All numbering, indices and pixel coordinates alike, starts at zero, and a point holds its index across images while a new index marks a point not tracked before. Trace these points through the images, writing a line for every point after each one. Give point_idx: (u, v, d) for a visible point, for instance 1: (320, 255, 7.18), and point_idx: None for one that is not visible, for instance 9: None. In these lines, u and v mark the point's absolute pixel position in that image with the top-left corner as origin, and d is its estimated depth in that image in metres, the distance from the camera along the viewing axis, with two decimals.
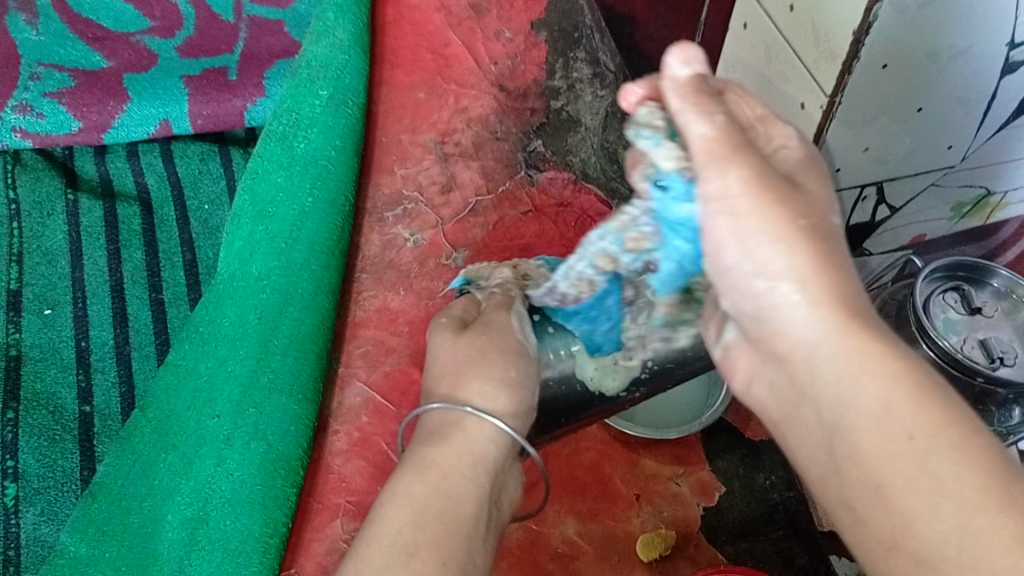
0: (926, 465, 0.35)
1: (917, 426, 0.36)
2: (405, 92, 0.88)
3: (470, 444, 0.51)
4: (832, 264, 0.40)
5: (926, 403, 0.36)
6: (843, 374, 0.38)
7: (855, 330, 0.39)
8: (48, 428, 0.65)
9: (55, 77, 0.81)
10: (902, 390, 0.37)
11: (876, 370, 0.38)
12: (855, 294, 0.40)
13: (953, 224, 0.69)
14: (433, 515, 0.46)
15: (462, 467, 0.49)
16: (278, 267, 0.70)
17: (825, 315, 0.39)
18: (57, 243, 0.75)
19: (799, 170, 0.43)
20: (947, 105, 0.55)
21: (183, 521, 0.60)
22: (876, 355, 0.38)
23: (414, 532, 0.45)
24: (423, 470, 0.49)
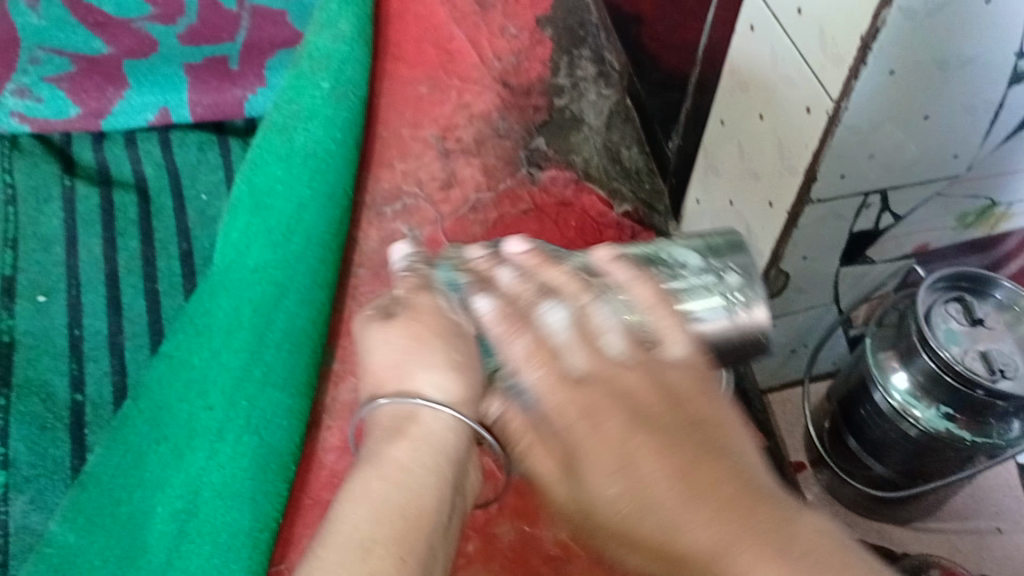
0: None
1: (722, 539, 0.37)
2: (408, 87, 0.87)
3: (424, 435, 0.47)
4: (675, 442, 0.41)
5: (742, 526, 0.37)
6: (646, 513, 0.40)
7: (689, 464, 0.40)
8: (39, 416, 0.64)
9: (54, 62, 0.81)
10: (735, 498, 0.38)
11: (704, 496, 0.39)
12: (711, 454, 0.41)
13: (957, 233, 0.69)
14: (388, 503, 0.43)
15: (410, 461, 0.45)
16: (274, 260, 0.69)
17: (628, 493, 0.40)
18: (52, 229, 0.74)
19: (595, 372, 0.45)
20: (954, 113, 0.54)
21: (173, 513, 0.59)
22: (700, 489, 0.39)
23: (372, 528, 0.41)
24: (381, 463, 0.45)
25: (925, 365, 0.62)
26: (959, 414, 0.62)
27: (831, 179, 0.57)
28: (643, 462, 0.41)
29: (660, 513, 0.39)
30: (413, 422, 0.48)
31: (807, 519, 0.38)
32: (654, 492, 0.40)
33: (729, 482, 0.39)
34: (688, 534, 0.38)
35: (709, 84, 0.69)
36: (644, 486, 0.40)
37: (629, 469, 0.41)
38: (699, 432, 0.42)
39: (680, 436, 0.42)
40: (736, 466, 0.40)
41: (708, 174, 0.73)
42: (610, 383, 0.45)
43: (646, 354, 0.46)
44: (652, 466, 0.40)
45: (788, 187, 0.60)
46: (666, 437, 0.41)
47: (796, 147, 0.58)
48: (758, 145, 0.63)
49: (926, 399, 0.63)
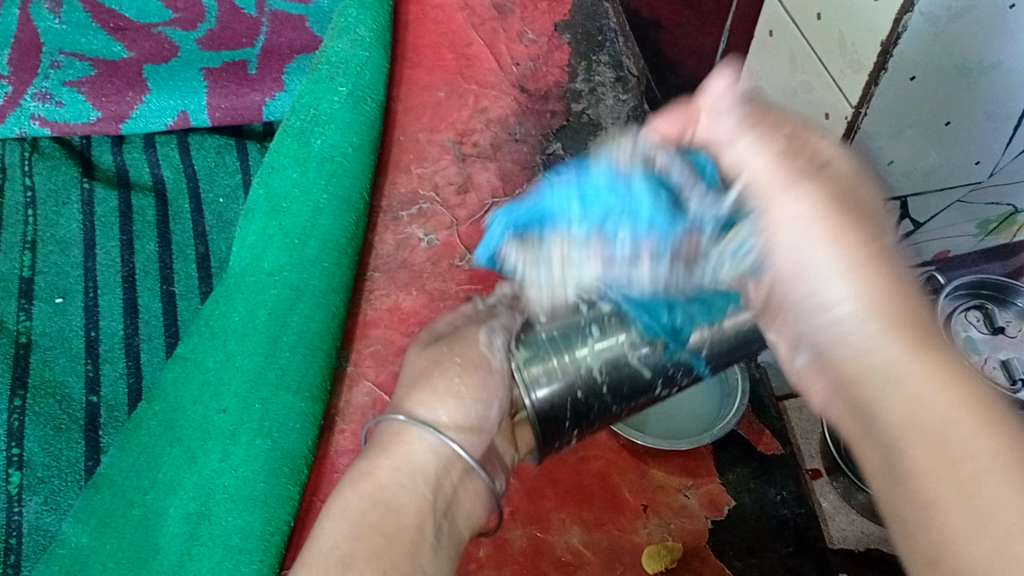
0: (958, 451, 0.28)
1: (902, 346, 0.31)
2: (425, 92, 0.87)
3: (411, 456, 0.47)
4: (871, 296, 0.33)
5: (928, 349, 0.31)
6: (871, 361, 0.32)
7: (875, 286, 0.34)
8: (54, 417, 0.65)
9: (75, 66, 0.81)
10: (938, 365, 0.30)
11: (917, 339, 0.32)
12: (895, 272, 0.34)
13: (978, 240, 0.68)
14: (368, 522, 0.44)
15: (385, 476, 0.46)
16: (290, 264, 0.70)
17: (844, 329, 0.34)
18: (71, 232, 0.74)
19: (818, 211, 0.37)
20: (976, 120, 0.53)
21: (185, 515, 0.59)
22: (893, 297, 0.33)
23: (350, 546, 0.42)
24: (362, 479, 0.46)
25: None
26: None
27: None
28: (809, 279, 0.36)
29: (831, 370, 0.35)
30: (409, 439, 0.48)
31: (952, 389, 0.29)
32: (861, 353, 0.33)
33: (913, 334, 0.32)
34: (892, 409, 0.31)
35: None
36: (869, 346, 0.32)
37: (813, 289, 0.36)
38: (880, 281, 0.34)
39: (890, 256, 0.35)
40: (899, 291, 0.33)
41: None
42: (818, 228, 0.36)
43: (817, 177, 0.38)
44: (854, 321, 0.33)
45: None
46: (871, 298, 0.33)
47: None
48: None
49: None
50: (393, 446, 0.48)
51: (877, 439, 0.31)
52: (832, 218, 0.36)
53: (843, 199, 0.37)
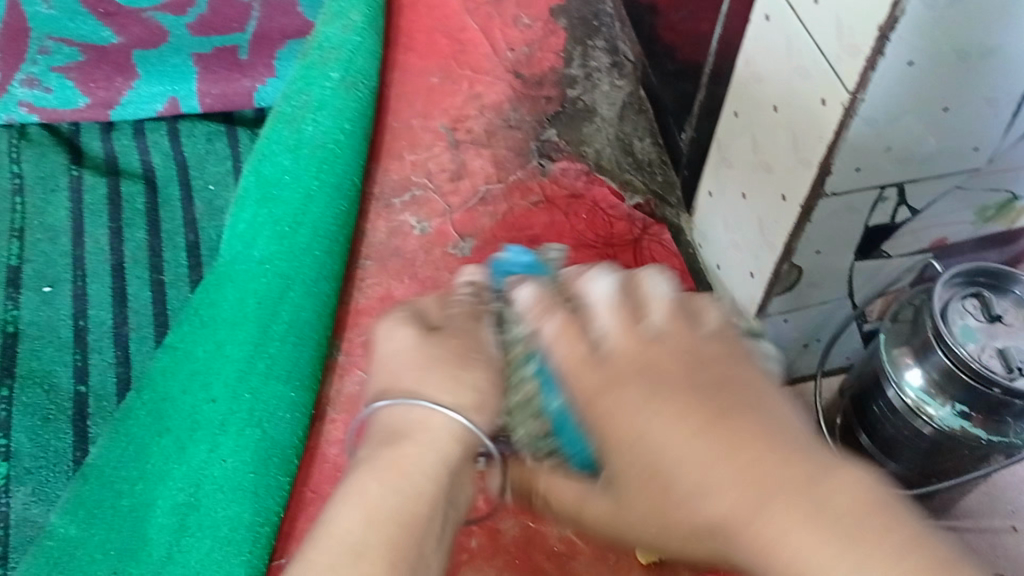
0: (762, 481, 0.34)
1: (707, 441, 0.35)
2: (419, 77, 0.86)
3: (434, 442, 0.41)
4: (683, 403, 0.37)
5: (799, 461, 0.34)
6: (698, 474, 0.35)
7: (707, 417, 0.36)
8: (42, 407, 0.64)
9: (63, 51, 0.80)
10: (812, 477, 0.33)
11: (687, 414, 0.37)
12: (744, 421, 0.36)
13: (976, 228, 0.67)
14: (390, 510, 0.37)
15: (405, 463, 0.39)
16: (280, 252, 0.69)
17: (682, 446, 0.36)
18: (59, 220, 0.74)
19: (641, 358, 0.40)
20: (975, 105, 0.53)
21: (173, 506, 0.59)
22: (755, 434, 0.35)
23: (365, 534, 0.36)
24: (380, 464, 0.39)
25: (939, 363, 0.60)
26: (975, 413, 0.60)
27: (846, 172, 0.56)
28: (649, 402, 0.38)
29: (660, 443, 0.37)
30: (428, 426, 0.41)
31: (835, 476, 0.33)
32: (654, 444, 0.37)
33: (770, 437, 0.35)
34: (688, 476, 0.35)
35: (723, 74, 0.67)
36: (683, 439, 0.36)
37: (647, 426, 0.37)
38: (713, 403, 0.36)
39: (709, 380, 0.38)
40: (715, 402, 0.37)
41: (721, 168, 0.70)
42: (645, 358, 0.40)
43: (646, 337, 0.40)
44: (691, 445, 0.36)
45: (801, 179, 0.58)
46: (704, 415, 0.36)
47: (811, 140, 0.56)
48: (770, 136, 0.61)
49: (941, 398, 0.61)
50: (404, 425, 0.41)
51: (704, 521, 0.35)
52: (663, 384, 0.38)
53: (691, 347, 0.40)
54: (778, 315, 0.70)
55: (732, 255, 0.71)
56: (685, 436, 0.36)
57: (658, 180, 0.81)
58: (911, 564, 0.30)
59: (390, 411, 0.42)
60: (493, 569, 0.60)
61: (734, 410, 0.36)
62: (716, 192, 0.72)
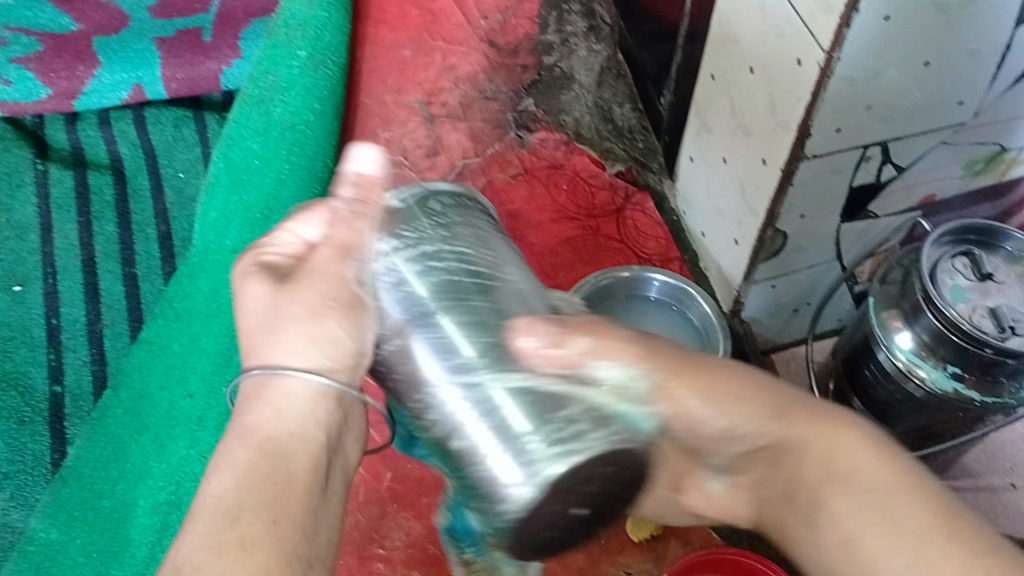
0: (242, 532, 0.33)
1: (269, 435, 0.36)
2: (390, 51, 0.84)
3: (286, 404, 0.37)
4: (285, 423, 0.36)
5: (284, 515, 0.34)
6: (255, 466, 0.35)
7: (268, 454, 0.35)
8: (16, 411, 0.63)
9: (21, 41, 0.77)
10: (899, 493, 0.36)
11: (247, 487, 0.34)
12: (299, 486, 0.35)
13: (965, 182, 0.65)
14: (261, 472, 0.34)
15: (276, 430, 0.36)
16: (253, 240, 0.67)
17: (263, 466, 0.35)
18: (26, 216, 0.72)
19: (307, 310, 0.38)
20: (957, 57, 0.51)
21: (155, 505, 0.58)
22: (268, 471, 0.35)
23: (239, 496, 0.34)
24: (254, 415, 0.36)
25: (929, 325, 0.58)
26: (967, 374, 0.59)
27: (827, 133, 0.54)
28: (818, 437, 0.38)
29: (263, 427, 0.36)
30: (273, 387, 0.37)
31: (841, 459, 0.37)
32: (742, 391, 0.38)
33: (295, 489, 0.35)
34: (223, 477, 0.34)
35: (698, 36, 0.65)
36: (245, 465, 0.35)
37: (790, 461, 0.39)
38: (805, 411, 0.39)
39: (304, 425, 0.36)
40: (288, 448, 0.36)
41: (702, 133, 0.68)
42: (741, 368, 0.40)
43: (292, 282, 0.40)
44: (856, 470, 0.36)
45: (781, 143, 0.57)
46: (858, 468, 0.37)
47: (789, 102, 0.54)
48: (748, 99, 0.59)
49: (933, 360, 0.60)
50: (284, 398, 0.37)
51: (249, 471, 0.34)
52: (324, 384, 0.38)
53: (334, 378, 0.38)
54: (765, 282, 0.68)
55: (715, 222, 0.70)
56: (246, 463, 0.35)
57: (639, 147, 0.79)
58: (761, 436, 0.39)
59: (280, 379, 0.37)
60: None
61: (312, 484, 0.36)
62: (696, 158, 0.70)
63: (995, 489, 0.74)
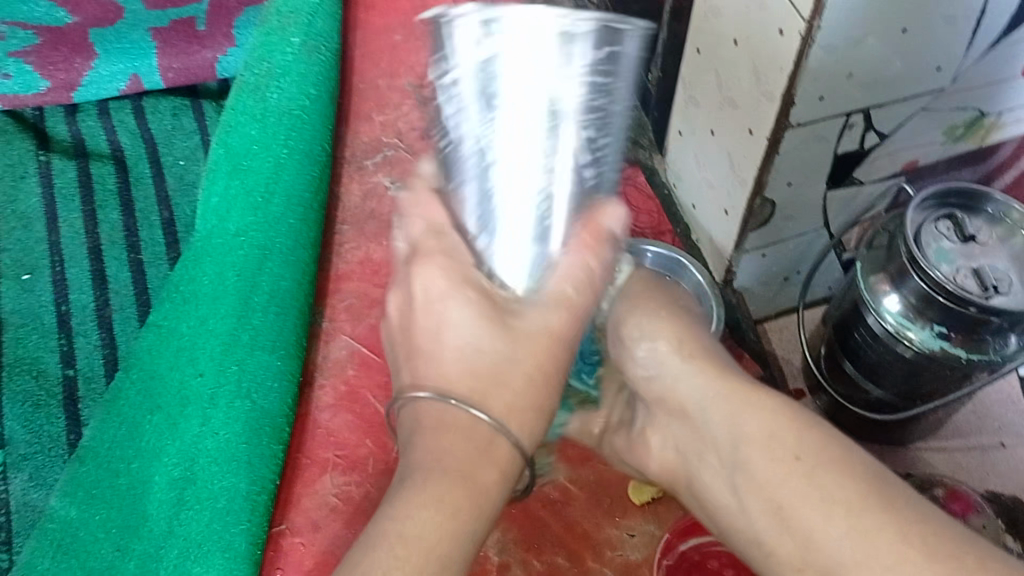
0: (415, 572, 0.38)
1: (457, 483, 0.40)
2: (381, 35, 0.85)
3: (471, 434, 0.41)
4: (459, 447, 0.41)
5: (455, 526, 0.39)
6: (431, 501, 0.39)
7: (455, 499, 0.40)
8: (32, 394, 0.65)
9: (18, 35, 0.78)
10: (820, 476, 0.43)
11: (423, 525, 0.39)
12: (467, 508, 0.40)
13: (947, 148, 0.67)
14: (425, 541, 0.38)
15: (442, 478, 0.40)
16: (255, 223, 0.69)
17: (454, 479, 0.40)
18: (32, 206, 0.73)
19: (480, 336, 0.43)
20: (933, 25, 0.53)
21: (171, 481, 0.59)
22: (447, 504, 0.40)
23: (413, 551, 0.38)
24: (439, 434, 0.41)
25: (916, 286, 0.60)
26: (954, 333, 0.61)
27: (810, 102, 0.56)
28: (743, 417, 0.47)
29: (465, 446, 0.41)
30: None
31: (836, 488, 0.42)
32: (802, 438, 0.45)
33: (466, 518, 0.40)
34: (412, 516, 0.39)
35: (683, 13, 0.67)
36: (437, 499, 0.39)
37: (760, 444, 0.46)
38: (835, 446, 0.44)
39: (475, 441, 0.41)
40: (463, 481, 0.40)
41: (689, 107, 0.70)
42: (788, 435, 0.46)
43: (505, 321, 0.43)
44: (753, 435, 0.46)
45: (766, 113, 0.58)
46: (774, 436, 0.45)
47: (771, 73, 0.56)
48: (732, 71, 0.61)
49: (920, 321, 0.62)
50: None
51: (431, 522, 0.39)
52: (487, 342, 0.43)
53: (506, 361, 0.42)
54: (755, 251, 0.71)
55: (706, 194, 0.72)
56: (436, 479, 0.40)
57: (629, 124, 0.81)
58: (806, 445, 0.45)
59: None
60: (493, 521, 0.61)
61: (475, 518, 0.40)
62: (686, 131, 0.72)
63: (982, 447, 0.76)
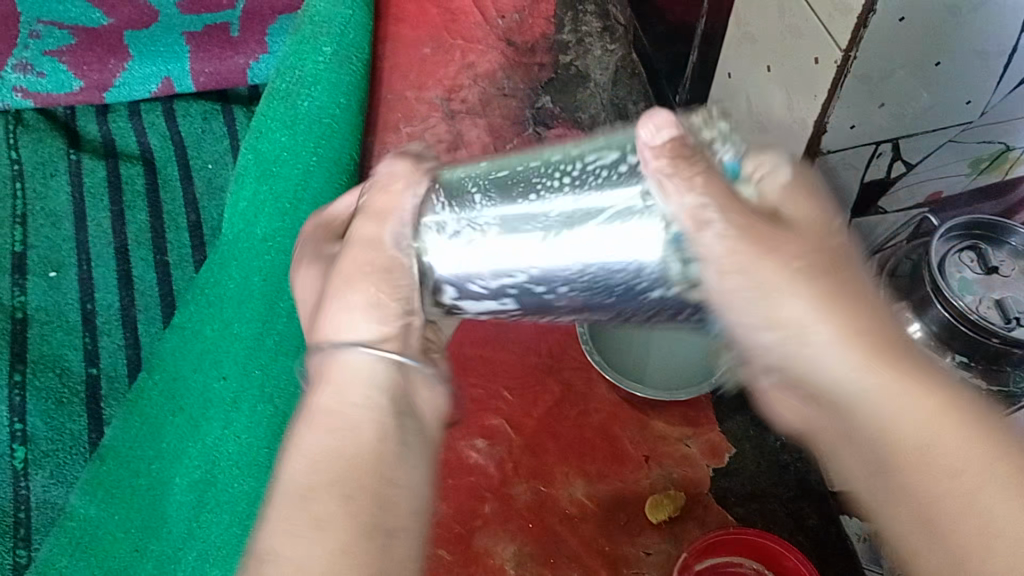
0: (296, 550, 0.32)
1: (330, 440, 0.35)
2: (411, 48, 0.86)
3: (356, 373, 0.37)
4: (340, 398, 0.36)
5: (360, 476, 0.34)
6: (310, 489, 0.33)
7: (339, 441, 0.35)
8: (55, 391, 0.65)
9: (54, 34, 0.80)
10: (875, 356, 0.32)
11: (304, 507, 0.33)
12: (353, 474, 0.34)
13: (973, 180, 0.67)
14: (328, 476, 0.34)
15: (333, 414, 0.36)
16: (282, 228, 0.69)
17: (346, 433, 0.35)
18: (60, 204, 0.74)
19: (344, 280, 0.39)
20: (967, 59, 0.53)
21: (191, 483, 0.60)
22: (334, 481, 0.33)
23: (305, 486, 0.34)
24: (313, 411, 0.36)
25: (938, 315, 0.61)
26: (975, 362, 0.60)
27: (842, 130, 0.57)
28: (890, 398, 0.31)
29: (333, 410, 0.36)
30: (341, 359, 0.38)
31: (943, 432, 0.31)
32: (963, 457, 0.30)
33: (351, 472, 0.34)
34: (304, 463, 0.34)
35: (715, 36, 0.68)
36: (313, 465, 0.34)
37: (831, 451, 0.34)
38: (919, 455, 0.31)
39: (370, 369, 0.37)
40: (346, 421, 0.36)
41: None
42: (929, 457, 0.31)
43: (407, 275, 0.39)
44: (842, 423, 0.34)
45: (798, 138, 0.59)
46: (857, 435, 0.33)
47: (806, 99, 0.57)
48: (764, 96, 0.62)
49: (941, 350, 0.61)
50: (341, 375, 0.37)
51: (321, 460, 0.34)
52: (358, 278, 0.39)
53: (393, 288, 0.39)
54: None
55: None
56: (304, 484, 0.33)
57: None
58: (955, 415, 0.31)
59: (346, 355, 0.37)
60: (507, 535, 0.62)
61: (361, 451, 0.35)
62: None
63: None
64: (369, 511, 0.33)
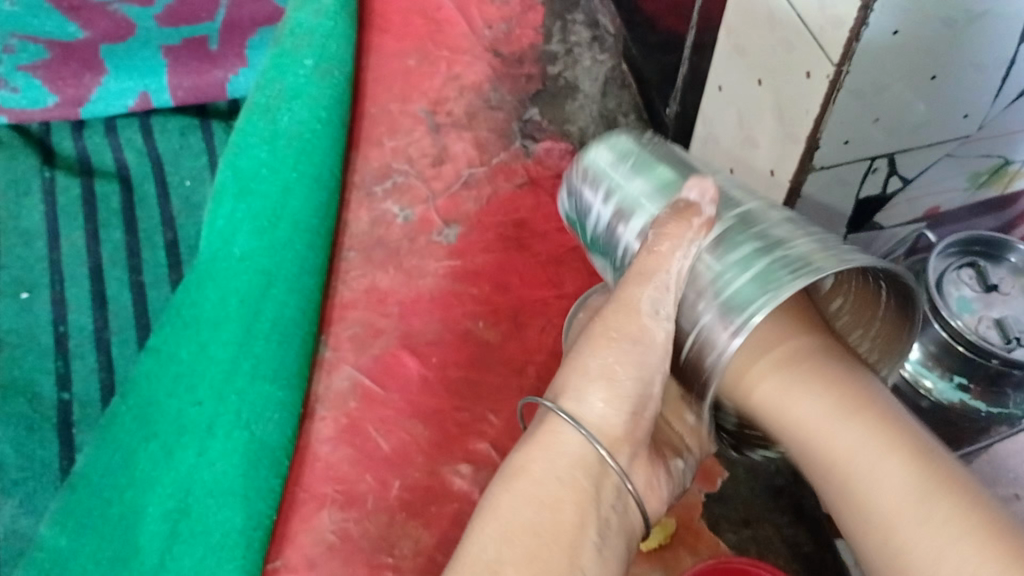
0: (491, 562, 0.40)
1: (551, 523, 0.41)
2: (395, 60, 0.84)
3: (551, 443, 0.44)
4: (522, 535, 0.41)
5: (537, 565, 0.40)
6: (486, 570, 0.40)
7: (527, 566, 0.40)
8: (25, 417, 0.63)
9: (29, 50, 0.77)
10: (833, 403, 0.41)
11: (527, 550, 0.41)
12: (562, 545, 0.41)
13: (968, 194, 0.65)
14: (521, 545, 0.41)
15: (538, 490, 0.42)
16: (260, 248, 0.67)
17: (530, 538, 0.41)
18: (34, 224, 0.72)
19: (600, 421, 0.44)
20: (963, 73, 0.51)
21: (164, 512, 0.57)
22: (535, 546, 0.41)
23: (497, 553, 0.41)
24: (520, 488, 0.43)
25: (937, 335, 0.58)
26: (974, 385, 0.59)
27: (835, 146, 0.55)
28: (836, 423, 0.40)
29: (518, 526, 0.41)
30: (552, 431, 0.44)
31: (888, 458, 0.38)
32: (845, 443, 0.40)
33: (566, 531, 0.41)
34: (487, 551, 0.41)
35: (706, 47, 0.66)
36: (529, 531, 0.41)
37: (867, 458, 0.39)
38: (867, 435, 0.39)
39: (574, 481, 0.42)
40: (557, 506, 0.42)
41: (707, 144, 0.70)
42: (836, 383, 0.42)
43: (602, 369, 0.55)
44: (861, 449, 0.39)
45: (790, 154, 0.57)
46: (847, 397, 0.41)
47: (797, 113, 0.55)
48: (756, 111, 0.60)
49: (940, 370, 0.60)
50: (557, 448, 0.44)
51: (507, 529, 0.41)
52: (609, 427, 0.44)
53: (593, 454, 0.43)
54: None
55: None
56: (513, 555, 0.40)
57: None
58: (909, 457, 0.38)
59: (557, 422, 0.44)
60: None
61: (567, 499, 0.42)
62: (702, 169, 0.72)
63: (998, 499, 0.72)
64: (556, 558, 0.41)
